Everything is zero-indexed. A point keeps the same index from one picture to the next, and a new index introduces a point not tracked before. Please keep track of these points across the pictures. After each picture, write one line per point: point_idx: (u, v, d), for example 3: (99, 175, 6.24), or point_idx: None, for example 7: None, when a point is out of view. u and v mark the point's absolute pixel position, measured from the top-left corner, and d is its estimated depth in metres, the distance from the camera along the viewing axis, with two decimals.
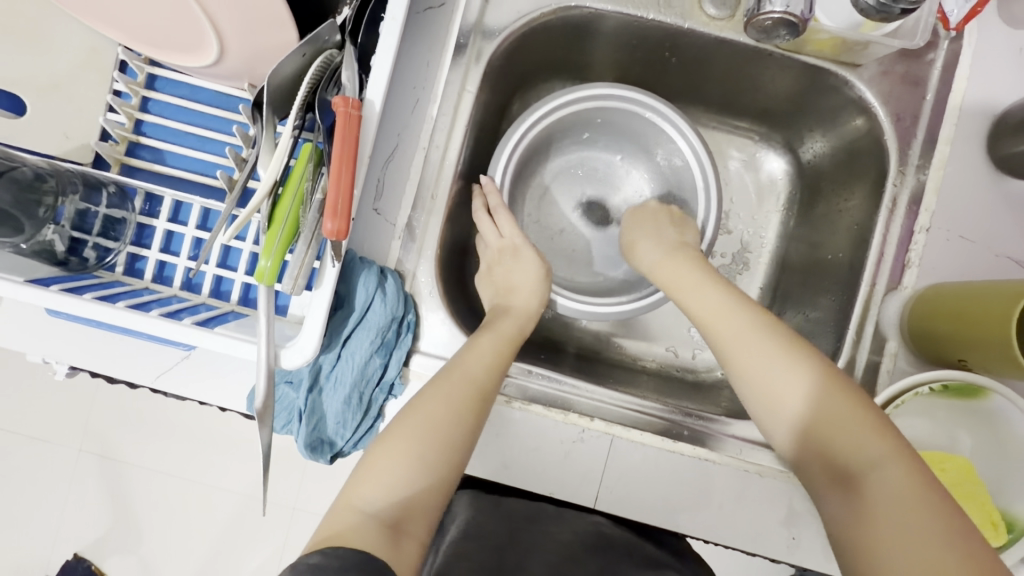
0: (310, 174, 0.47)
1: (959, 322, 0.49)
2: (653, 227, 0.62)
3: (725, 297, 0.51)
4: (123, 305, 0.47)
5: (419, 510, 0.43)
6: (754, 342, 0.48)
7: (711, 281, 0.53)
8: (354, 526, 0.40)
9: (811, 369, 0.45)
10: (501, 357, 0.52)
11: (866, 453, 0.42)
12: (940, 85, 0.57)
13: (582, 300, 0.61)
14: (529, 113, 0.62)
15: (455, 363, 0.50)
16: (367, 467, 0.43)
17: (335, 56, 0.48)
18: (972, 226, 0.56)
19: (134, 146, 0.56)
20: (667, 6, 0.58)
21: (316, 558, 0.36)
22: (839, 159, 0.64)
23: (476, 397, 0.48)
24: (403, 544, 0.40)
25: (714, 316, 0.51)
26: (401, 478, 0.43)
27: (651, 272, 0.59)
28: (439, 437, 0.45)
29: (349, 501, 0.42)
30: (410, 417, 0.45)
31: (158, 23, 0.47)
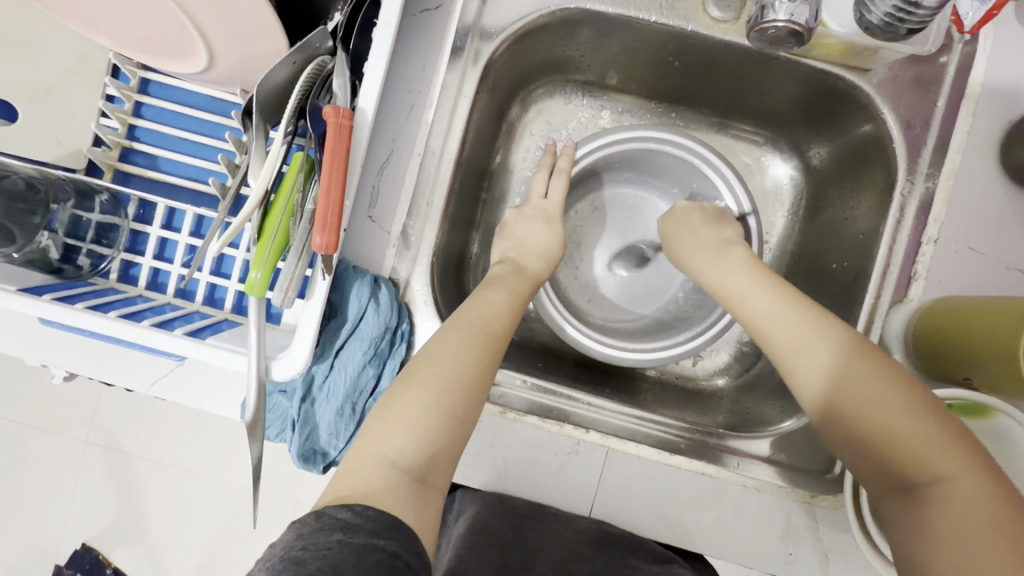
0: (300, 184, 0.46)
1: (960, 336, 0.48)
2: (695, 224, 0.60)
3: (783, 305, 0.48)
4: (115, 315, 0.47)
5: (444, 462, 0.42)
6: (818, 353, 0.46)
7: (769, 287, 0.51)
8: (386, 480, 0.39)
9: (872, 378, 0.43)
10: (514, 314, 0.51)
11: (934, 470, 0.39)
12: (952, 89, 0.55)
13: (614, 347, 0.59)
14: (580, 149, 0.63)
15: (468, 316, 0.48)
16: (392, 417, 0.41)
17: (327, 62, 0.47)
18: (981, 237, 0.54)
19: (128, 152, 0.55)
20: (670, 7, 0.56)
21: (345, 514, 0.36)
22: (845, 165, 0.62)
23: (488, 350, 0.47)
24: (429, 499, 0.41)
25: (771, 325, 0.49)
26: (430, 433, 0.41)
27: (702, 272, 0.57)
28: (465, 390, 0.44)
29: (378, 450, 0.40)
30: (436, 368, 0.44)
31: (147, 30, 0.46)
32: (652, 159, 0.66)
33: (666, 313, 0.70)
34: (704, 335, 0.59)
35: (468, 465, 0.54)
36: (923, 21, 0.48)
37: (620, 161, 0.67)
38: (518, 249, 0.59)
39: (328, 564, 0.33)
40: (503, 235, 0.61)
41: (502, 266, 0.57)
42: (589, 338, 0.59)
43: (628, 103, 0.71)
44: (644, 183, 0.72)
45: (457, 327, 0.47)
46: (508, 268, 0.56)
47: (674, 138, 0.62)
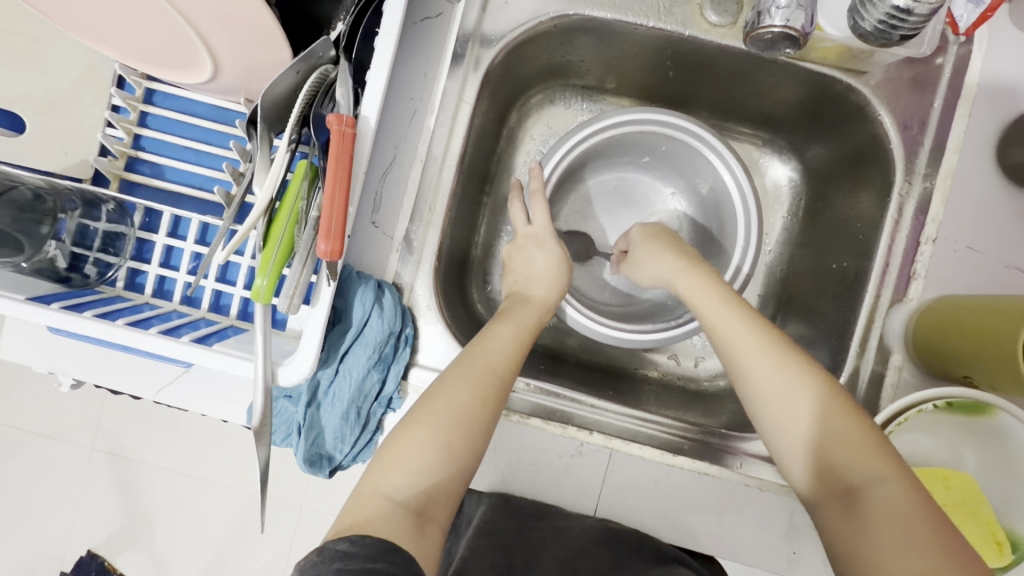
0: (304, 191, 0.47)
1: (961, 335, 0.48)
2: (672, 237, 0.60)
3: (736, 316, 0.49)
4: (122, 322, 0.48)
5: (443, 497, 0.42)
6: (764, 362, 0.46)
7: (725, 297, 0.51)
8: (382, 512, 0.39)
9: (813, 378, 0.45)
10: (522, 347, 0.51)
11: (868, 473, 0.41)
12: (948, 90, 0.56)
13: (614, 327, 0.60)
14: (568, 140, 0.62)
15: (476, 351, 0.48)
16: (393, 454, 0.42)
17: (329, 71, 0.48)
18: (980, 236, 0.55)
19: (134, 161, 0.56)
20: (668, 13, 0.57)
21: (344, 545, 0.37)
22: (843, 164, 0.63)
23: (493, 384, 0.46)
24: (427, 531, 0.40)
25: (723, 332, 0.49)
26: (427, 471, 0.42)
27: (673, 277, 0.55)
28: (467, 429, 0.44)
29: (375, 487, 0.41)
30: (434, 405, 0.44)
31: (153, 43, 0.47)
32: (650, 140, 0.66)
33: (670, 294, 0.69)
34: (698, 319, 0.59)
35: None
36: (915, 28, 0.49)
37: (619, 147, 0.68)
38: (520, 278, 0.59)
39: None
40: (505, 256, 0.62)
41: (506, 302, 0.57)
42: (587, 316, 0.61)
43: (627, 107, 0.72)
44: (615, 164, 0.72)
45: (461, 363, 0.47)
46: (514, 300, 0.57)
47: (666, 118, 0.62)
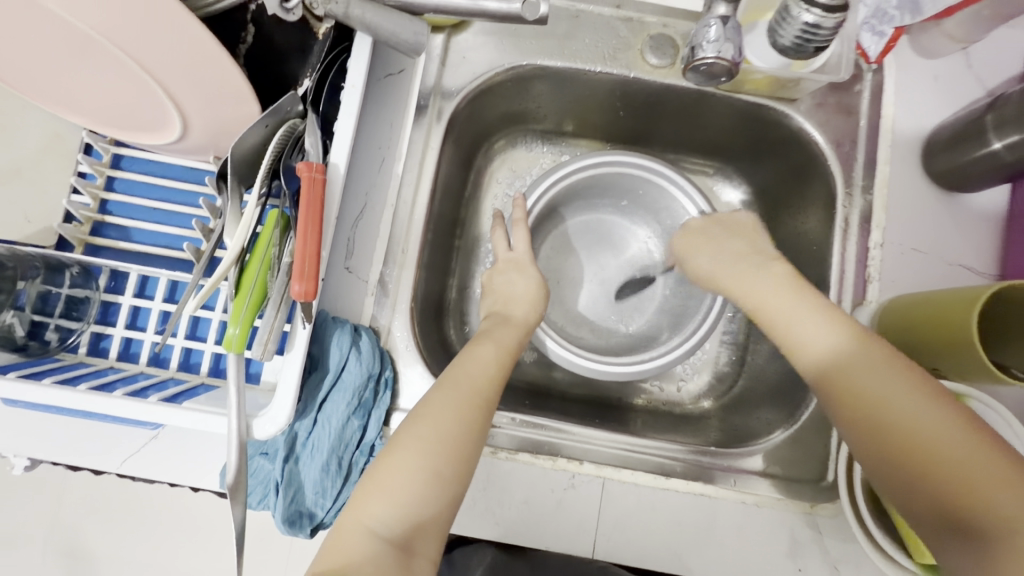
0: (276, 239, 0.47)
1: (924, 329, 0.50)
2: (726, 228, 0.60)
3: (832, 329, 0.47)
4: (83, 387, 0.46)
5: (430, 530, 0.40)
6: (858, 371, 0.45)
7: (804, 298, 0.50)
8: (367, 550, 0.38)
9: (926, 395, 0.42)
10: (504, 368, 0.49)
11: (941, 456, 0.39)
12: (870, 112, 0.61)
13: (596, 361, 0.60)
14: (543, 181, 0.65)
15: (458, 372, 0.47)
16: (372, 487, 0.41)
17: (298, 124, 0.49)
18: (922, 239, 0.59)
19: (100, 226, 0.56)
20: (613, 58, 0.62)
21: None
22: (789, 184, 0.67)
23: (477, 405, 0.45)
24: (413, 567, 0.39)
25: (792, 329, 0.49)
26: (412, 502, 0.40)
27: (734, 280, 0.55)
28: (451, 453, 0.42)
29: (357, 521, 0.39)
30: (421, 431, 0.43)
31: (122, 108, 0.48)
32: (613, 180, 0.69)
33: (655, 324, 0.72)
34: (680, 349, 0.60)
35: (465, 513, 0.53)
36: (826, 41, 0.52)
37: (586, 194, 0.72)
38: (501, 300, 0.60)
39: None
40: (488, 290, 0.62)
41: (487, 322, 0.57)
42: (566, 347, 0.61)
43: (585, 147, 0.76)
44: (595, 205, 0.75)
45: (444, 384, 0.46)
46: (495, 321, 0.57)
47: (632, 160, 0.66)
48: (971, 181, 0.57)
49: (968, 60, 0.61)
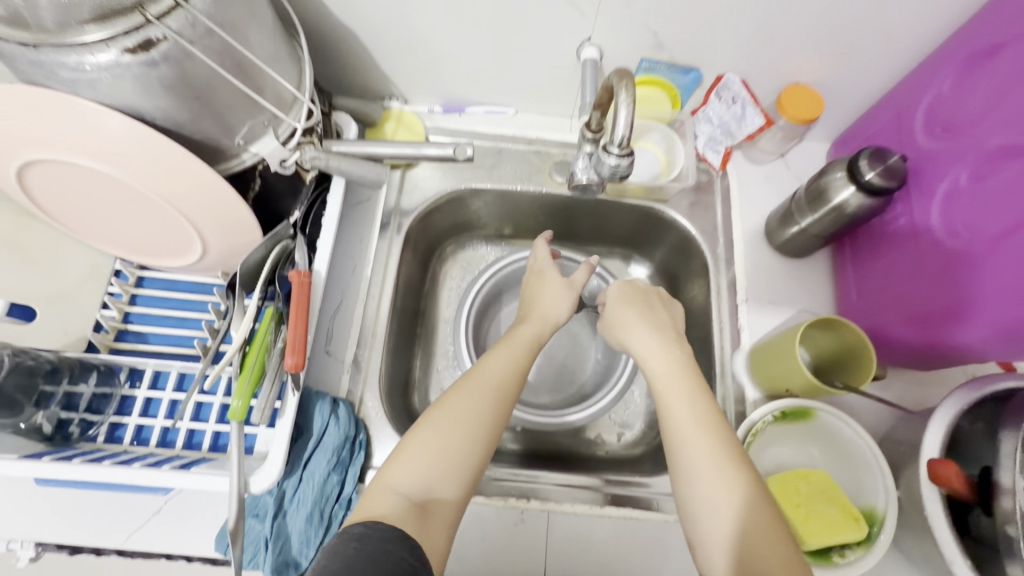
0: (271, 331, 0.61)
1: (772, 360, 0.66)
2: (648, 307, 0.66)
3: (678, 384, 0.55)
4: (108, 463, 0.56)
5: (445, 494, 0.49)
6: (684, 417, 0.53)
7: (671, 357, 0.58)
8: (390, 505, 0.47)
9: (724, 441, 0.51)
10: (522, 368, 0.59)
11: (759, 551, 0.45)
12: (724, 204, 0.82)
13: (538, 415, 0.76)
14: (485, 273, 0.83)
15: (481, 369, 0.57)
16: (404, 455, 0.51)
17: (289, 243, 0.65)
18: (775, 294, 0.77)
19: (122, 333, 0.68)
20: (529, 180, 0.83)
21: (360, 528, 0.44)
22: (679, 261, 0.86)
23: (497, 391, 0.55)
24: (429, 522, 0.47)
25: (674, 419, 0.53)
26: (429, 469, 0.50)
27: (649, 357, 0.60)
28: (473, 433, 0.52)
29: (384, 485, 0.49)
30: (441, 414, 0.53)
31: (157, 241, 0.64)
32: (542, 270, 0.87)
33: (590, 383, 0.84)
34: (607, 397, 0.77)
35: None
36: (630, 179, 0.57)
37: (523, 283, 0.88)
38: (530, 299, 0.69)
39: (347, 562, 0.40)
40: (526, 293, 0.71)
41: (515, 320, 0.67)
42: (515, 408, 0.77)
43: (521, 245, 0.95)
44: None
45: (472, 376, 0.57)
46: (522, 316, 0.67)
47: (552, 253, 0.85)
48: (799, 249, 0.76)
49: (787, 164, 0.83)
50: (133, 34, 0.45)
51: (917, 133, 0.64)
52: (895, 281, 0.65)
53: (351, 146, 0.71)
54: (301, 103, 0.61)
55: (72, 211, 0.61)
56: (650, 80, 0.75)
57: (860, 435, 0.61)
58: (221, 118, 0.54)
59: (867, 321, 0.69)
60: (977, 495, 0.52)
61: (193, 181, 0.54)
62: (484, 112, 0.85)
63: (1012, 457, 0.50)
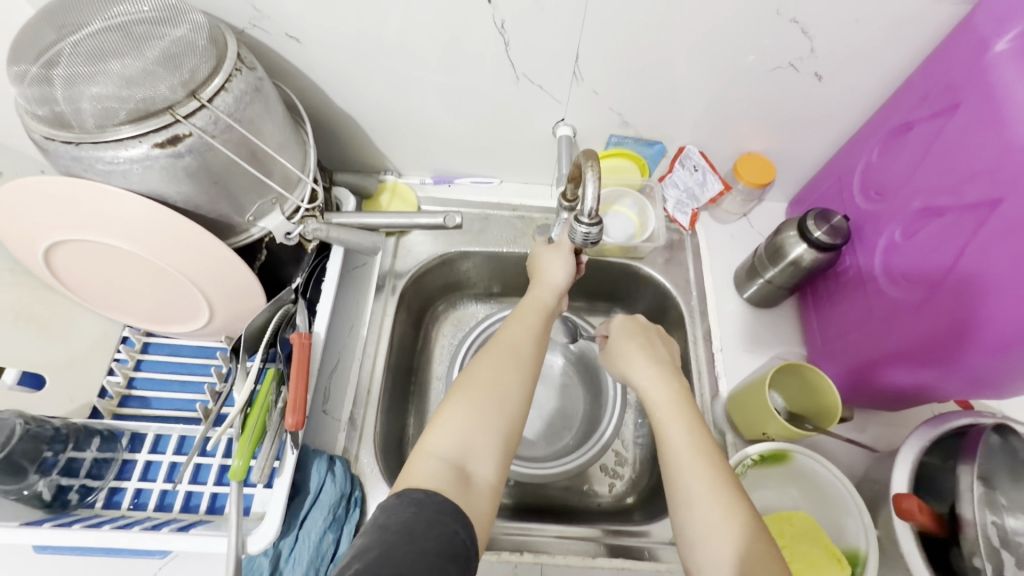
0: (271, 393, 0.64)
1: (749, 406, 0.70)
2: (647, 340, 0.68)
3: (676, 416, 0.58)
4: (108, 528, 0.57)
5: (482, 456, 0.53)
6: (679, 443, 0.55)
7: (674, 388, 0.61)
8: (433, 469, 0.50)
9: (718, 471, 0.53)
10: (539, 342, 0.63)
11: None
12: (695, 261, 0.88)
13: (529, 467, 0.77)
14: (475, 330, 0.87)
15: (502, 341, 0.61)
16: (441, 424, 0.54)
17: (290, 307, 0.70)
18: (748, 342, 0.82)
19: (125, 398, 0.71)
20: (514, 242, 0.89)
21: (419, 494, 0.47)
22: (658, 314, 0.91)
23: (520, 364, 0.59)
24: (469, 485, 0.50)
25: (674, 446, 0.55)
26: (465, 436, 0.53)
27: (649, 388, 0.62)
28: (500, 406, 0.55)
29: (423, 449, 0.52)
30: (471, 385, 0.56)
31: (166, 308, 0.68)
32: None
33: (580, 435, 0.86)
34: (595, 448, 0.78)
35: None
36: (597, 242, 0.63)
37: None
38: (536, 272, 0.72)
39: (406, 527, 0.43)
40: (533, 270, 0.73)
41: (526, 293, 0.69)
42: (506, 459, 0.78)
43: (510, 302, 1.00)
44: None
45: (495, 352, 0.60)
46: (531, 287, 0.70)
47: None
48: (767, 300, 0.82)
49: (750, 222, 0.91)
50: (162, 131, 0.52)
51: (856, 195, 0.72)
52: (851, 327, 0.71)
53: (349, 218, 0.78)
54: (305, 183, 0.68)
55: (89, 283, 0.66)
56: (615, 153, 0.83)
57: (836, 475, 0.64)
58: (234, 198, 0.61)
59: (834, 364, 0.75)
60: (947, 530, 0.54)
61: (206, 254, 0.60)
62: (471, 183, 0.93)
63: (971, 492, 0.53)
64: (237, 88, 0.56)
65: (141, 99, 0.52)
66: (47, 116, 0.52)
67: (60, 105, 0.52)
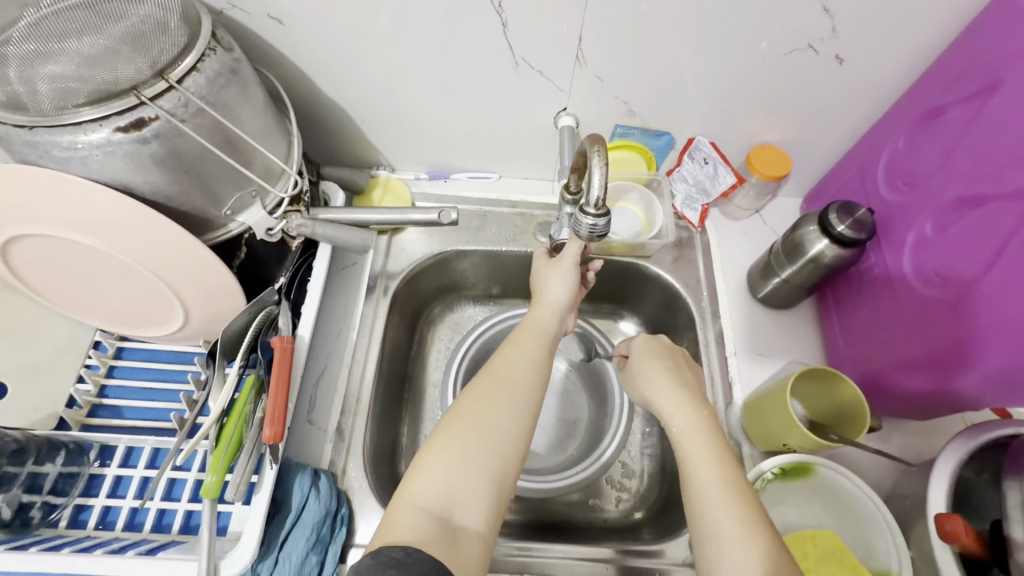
0: (250, 401, 0.59)
1: (769, 414, 0.64)
2: (673, 362, 0.63)
3: (698, 448, 0.52)
4: (69, 551, 0.52)
5: (472, 502, 0.48)
6: (703, 477, 0.50)
7: (696, 414, 0.55)
8: (413, 520, 0.45)
9: (744, 512, 0.47)
10: (539, 367, 0.57)
11: None
12: (705, 260, 0.83)
13: (530, 480, 0.72)
14: (473, 333, 0.82)
15: (498, 368, 0.56)
16: (423, 465, 0.49)
17: (273, 309, 0.65)
18: (763, 346, 0.77)
19: (95, 408, 0.65)
20: (514, 241, 0.84)
21: (400, 553, 0.41)
22: (666, 316, 0.86)
23: (516, 393, 0.54)
24: (455, 537, 0.46)
25: (699, 479, 0.50)
26: (453, 479, 0.48)
27: (673, 414, 0.56)
28: (495, 444, 0.50)
29: (403, 498, 0.47)
30: (459, 421, 0.51)
31: (137, 311, 0.63)
32: None
33: (585, 446, 0.81)
34: (600, 460, 0.73)
35: None
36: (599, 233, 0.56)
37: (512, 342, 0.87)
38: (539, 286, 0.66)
39: None
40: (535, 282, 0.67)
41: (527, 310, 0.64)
42: None
43: (509, 305, 0.95)
44: None
45: (488, 382, 0.54)
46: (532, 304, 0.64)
47: None
48: (783, 301, 0.77)
49: (763, 219, 0.86)
50: (127, 113, 0.48)
51: (880, 187, 0.68)
52: (877, 332, 0.66)
53: (337, 214, 0.73)
54: (288, 174, 0.62)
55: (55, 283, 0.61)
56: (623, 144, 0.79)
57: (863, 490, 0.59)
58: (209, 190, 0.56)
59: (857, 369, 0.69)
60: (992, 553, 0.50)
61: (178, 251, 0.55)
62: (468, 178, 0.88)
63: (1021, 509, 0.47)
64: (210, 69, 0.52)
65: (103, 79, 0.48)
66: (1, 99, 0.47)
67: (12, 84, 0.48)
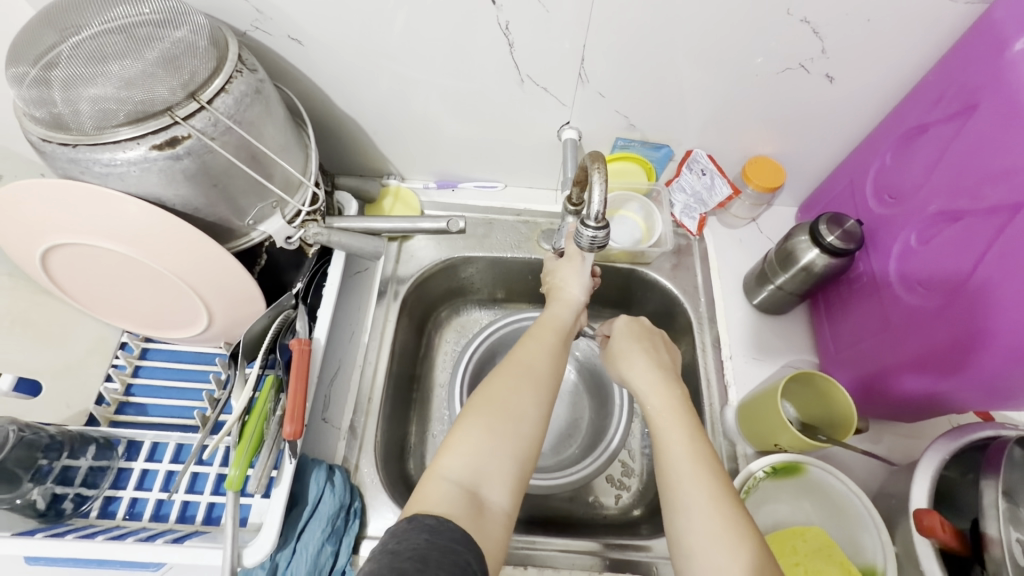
0: (270, 400, 0.63)
1: (761, 415, 0.67)
2: (651, 344, 0.66)
3: (675, 425, 0.55)
4: (102, 539, 0.56)
5: (495, 477, 0.51)
6: (676, 453, 0.53)
7: (672, 393, 0.59)
8: (443, 492, 0.49)
9: (714, 484, 0.51)
10: (556, 358, 0.60)
11: None
12: (703, 267, 0.86)
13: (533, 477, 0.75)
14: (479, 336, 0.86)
15: (519, 357, 0.59)
16: (454, 444, 0.52)
17: (290, 313, 0.68)
18: (758, 350, 0.80)
19: (122, 405, 0.69)
20: (519, 247, 0.88)
21: (432, 520, 0.45)
22: (665, 321, 0.89)
23: (534, 380, 0.57)
24: (480, 509, 0.49)
25: (671, 453, 0.53)
26: (478, 457, 0.51)
27: (649, 395, 0.59)
28: (513, 424, 0.54)
29: (435, 472, 0.51)
30: (484, 404, 0.55)
31: (164, 313, 0.67)
32: None
33: (586, 445, 0.84)
34: (601, 458, 0.76)
35: None
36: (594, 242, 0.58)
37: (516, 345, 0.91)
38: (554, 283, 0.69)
39: (417, 553, 0.42)
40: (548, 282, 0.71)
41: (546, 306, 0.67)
42: None
43: (514, 308, 0.98)
44: None
45: (511, 368, 0.58)
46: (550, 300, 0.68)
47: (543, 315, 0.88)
48: (777, 307, 0.81)
49: (759, 228, 0.89)
50: (161, 132, 0.52)
51: (868, 199, 0.71)
52: (864, 336, 0.69)
53: (351, 222, 0.77)
54: (306, 186, 0.66)
55: (87, 287, 0.65)
56: (624, 156, 0.82)
57: (850, 488, 0.62)
58: (234, 202, 0.60)
59: (846, 372, 0.73)
60: (970, 549, 0.52)
61: (204, 259, 0.59)
62: (475, 187, 0.91)
63: (994, 508, 0.50)
64: (237, 89, 0.55)
65: (139, 100, 0.52)
66: (45, 117, 0.52)
67: (57, 106, 0.51)
